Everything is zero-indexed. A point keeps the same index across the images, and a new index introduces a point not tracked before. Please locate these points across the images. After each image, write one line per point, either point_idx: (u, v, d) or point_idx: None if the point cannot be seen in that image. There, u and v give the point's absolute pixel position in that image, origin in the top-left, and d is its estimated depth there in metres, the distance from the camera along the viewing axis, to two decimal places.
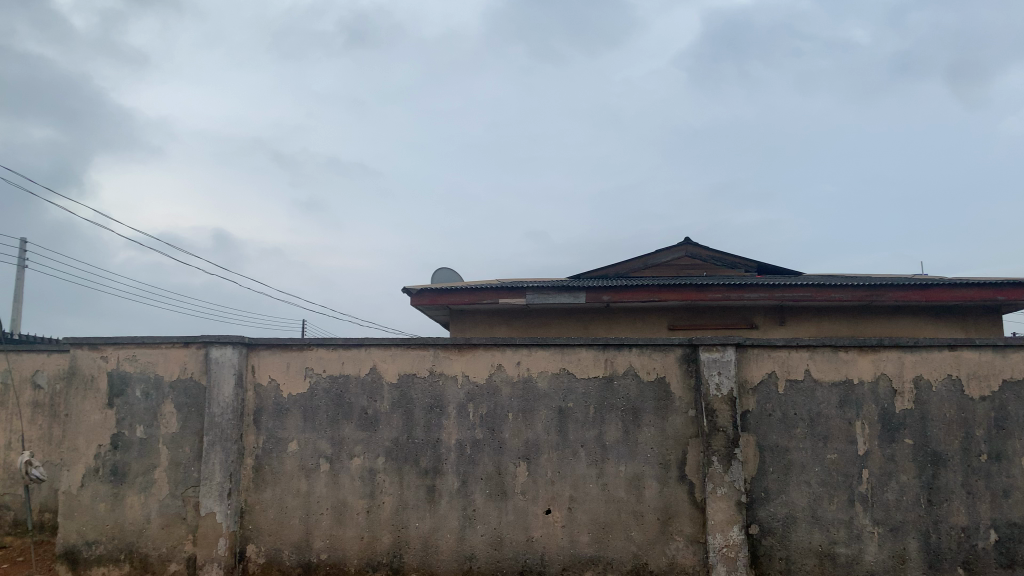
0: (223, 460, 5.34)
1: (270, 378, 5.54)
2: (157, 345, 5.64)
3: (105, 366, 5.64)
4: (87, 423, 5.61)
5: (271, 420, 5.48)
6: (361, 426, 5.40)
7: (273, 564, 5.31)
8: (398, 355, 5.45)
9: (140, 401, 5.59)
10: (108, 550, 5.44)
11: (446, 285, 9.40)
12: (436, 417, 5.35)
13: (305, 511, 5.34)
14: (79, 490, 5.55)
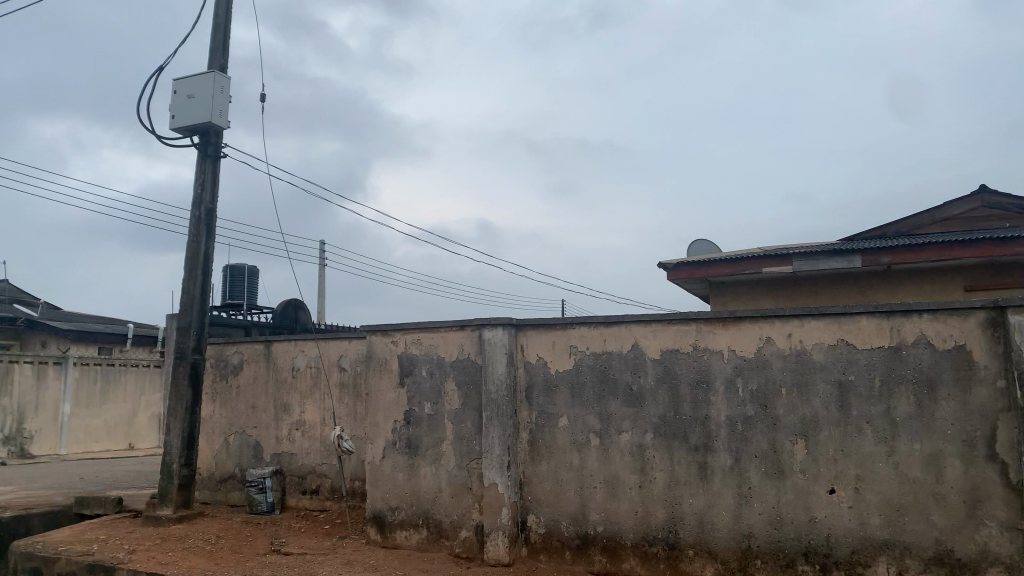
0: (501, 434, 5.67)
1: (539, 357, 5.77)
2: (437, 329, 6.12)
3: (395, 350, 6.28)
4: (384, 401, 6.26)
5: (541, 396, 5.71)
6: (628, 401, 5.44)
7: (552, 534, 5.55)
8: (661, 330, 5.41)
9: (426, 380, 6.10)
10: (408, 515, 6.03)
11: (704, 258, 9.26)
12: (703, 392, 5.24)
13: (580, 484, 5.51)
14: (381, 460, 6.22)
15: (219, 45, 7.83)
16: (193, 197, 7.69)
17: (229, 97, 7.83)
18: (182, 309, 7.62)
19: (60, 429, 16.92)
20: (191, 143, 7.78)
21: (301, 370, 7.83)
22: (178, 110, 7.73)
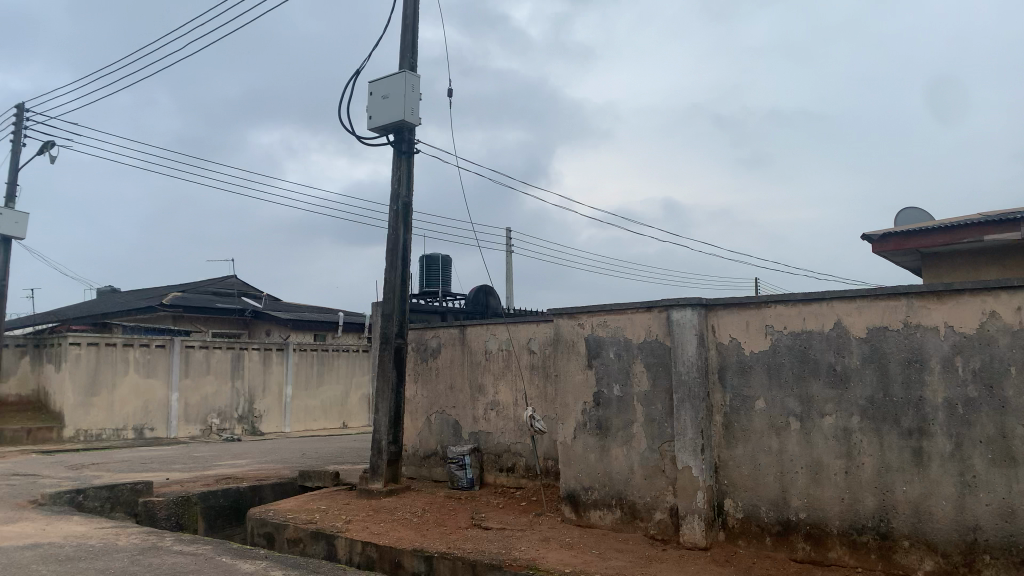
0: (694, 417, 5.56)
1: (731, 337, 5.60)
2: (624, 311, 6.12)
3: (582, 332, 6.35)
4: (574, 382, 6.36)
5: (735, 377, 5.54)
6: (830, 383, 5.15)
7: (751, 519, 5.39)
8: (866, 306, 5.06)
9: (614, 361, 6.11)
10: (602, 495, 6.09)
11: (916, 227, 8.57)
12: (917, 372, 4.84)
13: (779, 469, 5.30)
14: (573, 440, 6.32)
15: (409, 45, 8.24)
16: (390, 192, 8.17)
17: (419, 95, 8.25)
18: (385, 297, 8.14)
19: (284, 408, 18.71)
20: (387, 140, 8.27)
21: (494, 353, 8.11)
22: (374, 110, 8.24)
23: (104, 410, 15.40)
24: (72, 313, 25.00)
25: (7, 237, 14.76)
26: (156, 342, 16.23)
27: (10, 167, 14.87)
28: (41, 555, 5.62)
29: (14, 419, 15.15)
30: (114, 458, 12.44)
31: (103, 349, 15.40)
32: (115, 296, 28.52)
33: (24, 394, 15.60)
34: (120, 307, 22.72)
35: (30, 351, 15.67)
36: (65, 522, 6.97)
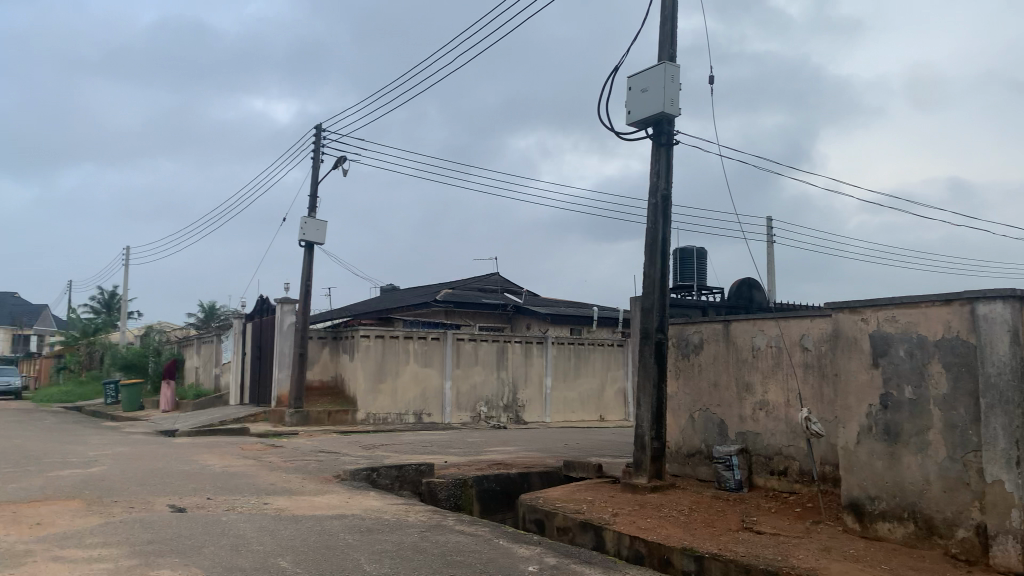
0: (1006, 424, 4.88)
1: None
2: (916, 305, 5.54)
3: (866, 328, 5.86)
4: (857, 383, 5.88)
5: None
6: None
7: None
8: None
9: (904, 360, 5.56)
10: (891, 507, 5.57)
11: None
12: None
13: None
14: (855, 445, 5.84)
15: (667, 36, 8.12)
16: (651, 186, 8.12)
17: (679, 85, 8.09)
18: (647, 292, 8.10)
19: (546, 399, 19.39)
20: (647, 134, 8.23)
21: (762, 349, 7.75)
22: (634, 104, 8.22)
23: (389, 396, 17.03)
24: (361, 309, 27.94)
25: (310, 243, 16.84)
26: (432, 336, 17.62)
27: (312, 181, 16.95)
28: (346, 525, 6.33)
29: (318, 402, 17.27)
30: (399, 440, 13.70)
31: (387, 341, 17.06)
32: (395, 293, 31.38)
33: (325, 380, 17.73)
34: (400, 303, 24.96)
35: (329, 342, 17.81)
36: (363, 496, 7.80)
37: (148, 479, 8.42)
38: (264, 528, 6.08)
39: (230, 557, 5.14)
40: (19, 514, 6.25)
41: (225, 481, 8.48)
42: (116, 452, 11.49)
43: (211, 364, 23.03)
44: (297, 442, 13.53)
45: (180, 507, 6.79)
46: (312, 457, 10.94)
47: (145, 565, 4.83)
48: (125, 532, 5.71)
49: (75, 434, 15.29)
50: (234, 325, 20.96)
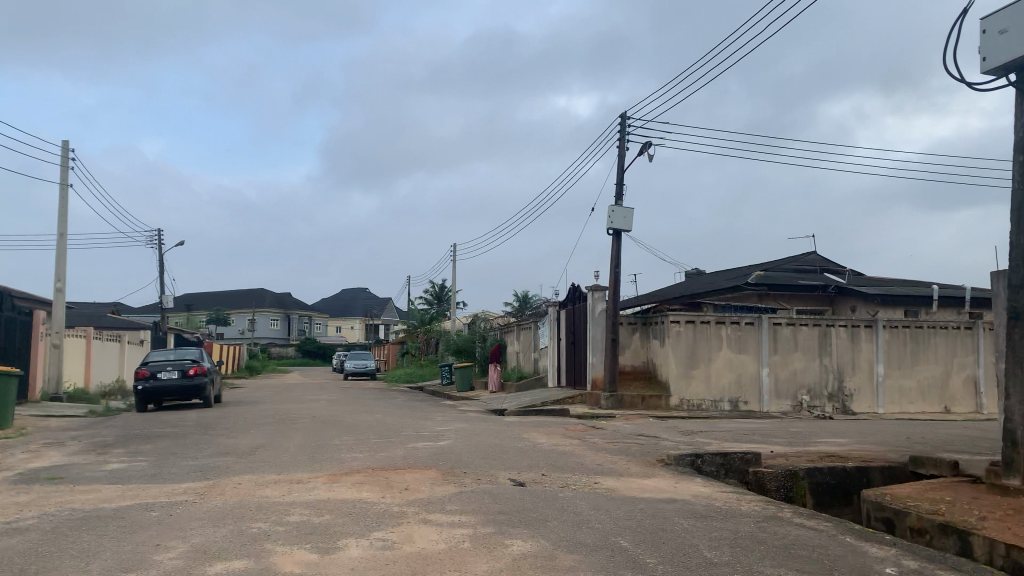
0: None
1: None
2: None
3: None
4: None
5: None
6: None
7: None
8: None
9: None
10: None
11: None
12: None
13: None
14: None
15: None
16: (1015, 142, 6.99)
17: None
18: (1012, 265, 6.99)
19: (878, 388, 17.69)
20: (1008, 82, 7.06)
21: None
22: (990, 49, 7.10)
23: (702, 382, 16.74)
24: (669, 295, 27.82)
25: (619, 230, 17.12)
26: (745, 320, 16.98)
27: (618, 170, 17.19)
28: (678, 510, 6.32)
29: (632, 387, 17.53)
30: (717, 427, 13.40)
31: (698, 327, 16.80)
32: (703, 277, 30.76)
33: (637, 365, 17.94)
34: (710, 287, 24.40)
35: (639, 328, 17.98)
36: (689, 482, 7.74)
37: (488, 455, 9.17)
38: (599, 507, 6.30)
39: (573, 532, 5.40)
40: (391, 480, 7.16)
41: (556, 459, 8.94)
42: (457, 429, 12.69)
43: (530, 349, 24.48)
44: (615, 425, 13.86)
45: (520, 482, 7.29)
46: (633, 440, 11.12)
47: (500, 533, 5.25)
48: (478, 502, 6.27)
49: (422, 411, 17.21)
50: (549, 312, 22.06)
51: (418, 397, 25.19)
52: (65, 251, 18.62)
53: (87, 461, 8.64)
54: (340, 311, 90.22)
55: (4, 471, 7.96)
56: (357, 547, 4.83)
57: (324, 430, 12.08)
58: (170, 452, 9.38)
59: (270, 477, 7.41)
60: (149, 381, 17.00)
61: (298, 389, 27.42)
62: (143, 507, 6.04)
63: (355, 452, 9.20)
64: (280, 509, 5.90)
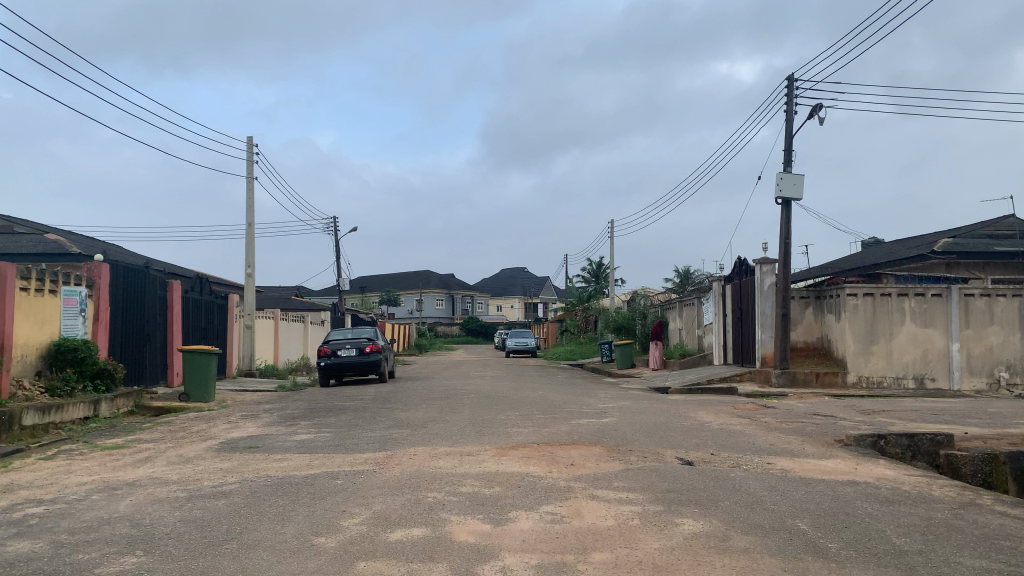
0: None
1: None
2: None
3: None
4: None
5: None
6: None
7: None
8: None
9: None
10: None
11: None
12: None
13: None
14: None
15: None
16: None
17: None
18: None
19: None
20: None
21: None
22: None
23: (884, 358, 15.64)
24: (844, 266, 26.16)
25: (788, 199, 16.28)
26: (933, 291, 15.67)
27: (786, 135, 16.31)
28: (861, 493, 5.95)
29: (806, 364, 16.69)
30: (901, 407, 12.48)
31: (879, 299, 15.70)
32: (883, 247, 28.67)
33: (810, 341, 17.04)
34: (891, 257, 22.69)
35: (812, 302, 17.09)
36: (873, 464, 7.26)
37: (654, 432, 9.05)
38: (774, 488, 6.05)
39: (747, 513, 5.22)
40: (557, 455, 7.23)
41: (725, 438, 8.67)
42: (621, 406, 12.62)
43: (694, 326, 23.91)
44: (787, 404, 13.25)
45: (689, 460, 7.14)
46: (808, 420, 10.57)
47: (670, 512, 5.17)
48: (647, 479, 6.21)
49: (585, 388, 17.29)
50: (713, 287, 21.42)
51: (580, 374, 25.31)
52: (253, 240, 20.19)
53: (279, 432, 9.36)
54: (502, 290, 92.19)
55: (210, 440, 8.79)
56: (527, 520, 4.92)
57: (491, 405, 12.40)
58: (350, 424, 9.98)
59: (442, 449, 7.70)
60: (330, 359, 18.15)
61: (464, 366, 28.35)
62: (329, 475, 6.47)
63: (521, 427, 9.38)
64: (453, 480, 6.12)
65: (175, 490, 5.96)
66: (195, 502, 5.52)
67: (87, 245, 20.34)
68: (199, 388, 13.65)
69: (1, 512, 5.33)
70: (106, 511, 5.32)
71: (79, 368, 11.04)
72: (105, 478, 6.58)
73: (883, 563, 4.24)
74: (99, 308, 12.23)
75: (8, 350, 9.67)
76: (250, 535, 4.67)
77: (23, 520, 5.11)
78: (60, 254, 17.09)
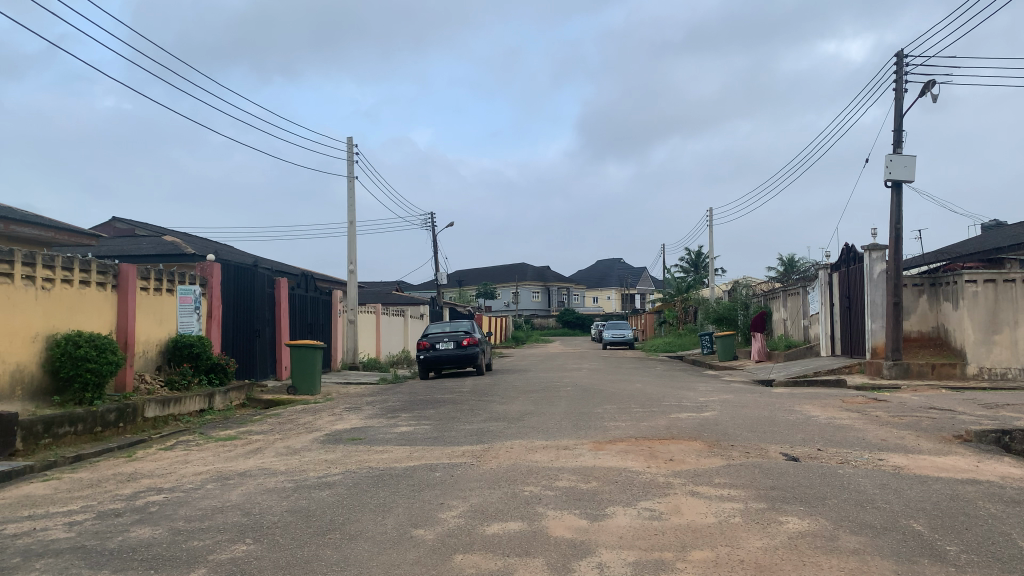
0: None
1: None
2: None
3: None
4: None
5: None
6: None
7: None
8: None
9: None
10: None
11: None
12: None
13: None
14: None
15: None
16: None
17: None
18: None
19: None
20: None
21: None
22: None
23: (1008, 348, 14.65)
24: (962, 250, 24.64)
25: (899, 181, 15.46)
26: None
27: (895, 114, 15.50)
28: (983, 493, 5.59)
29: (921, 355, 15.83)
30: None
31: (1001, 286, 14.72)
32: (1005, 229, 26.86)
33: (925, 331, 16.15)
34: (1015, 240, 21.23)
35: (927, 289, 16.19)
36: (997, 462, 6.81)
37: (757, 427, 8.78)
38: (886, 486, 5.77)
39: (857, 513, 4.99)
40: (655, 450, 7.12)
41: (834, 434, 8.32)
42: (722, 399, 12.32)
43: (799, 316, 23.08)
44: (901, 397, 12.62)
45: (794, 456, 6.88)
46: (925, 414, 10.01)
47: (774, 510, 5.01)
48: (749, 476, 6.03)
49: (684, 380, 16.97)
50: (819, 275, 20.60)
51: (679, 365, 24.88)
52: (354, 237, 20.78)
53: (381, 424, 9.59)
54: (598, 281, 91.70)
55: (315, 432, 9.11)
56: (625, 516, 4.86)
57: (588, 397, 12.33)
58: (449, 417, 10.12)
59: (539, 443, 7.72)
60: (429, 352, 18.49)
61: (561, 358, 28.35)
62: (427, 467, 6.59)
63: (619, 421, 9.29)
64: (549, 474, 6.12)
65: (283, 481, 6.21)
66: (301, 493, 5.72)
67: (201, 245, 21.46)
68: (305, 381, 14.16)
69: (125, 500, 5.68)
70: (219, 500, 5.60)
71: (195, 363, 11.65)
72: (219, 468, 6.92)
73: (1007, 569, 3.97)
74: (213, 305, 12.87)
75: (131, 347, 10.31)
76: (351, 526, 4.80)
77: (146, 507, 5.44)
78: (177, 255, 18.08)
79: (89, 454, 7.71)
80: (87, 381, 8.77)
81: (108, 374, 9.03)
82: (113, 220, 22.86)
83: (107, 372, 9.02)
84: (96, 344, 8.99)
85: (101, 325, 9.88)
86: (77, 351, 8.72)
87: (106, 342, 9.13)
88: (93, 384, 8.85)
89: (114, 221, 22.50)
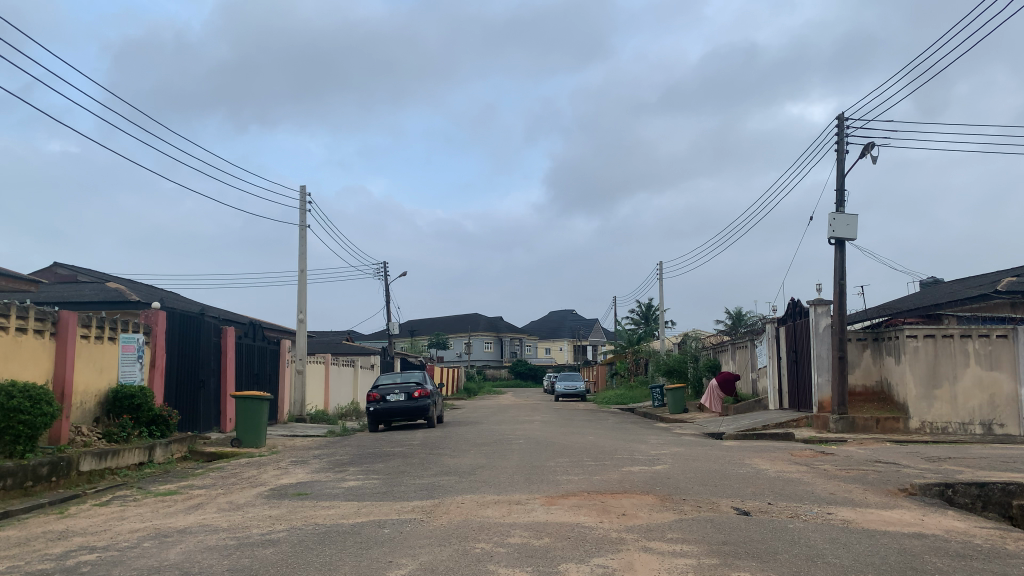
0: None
1: None
2: None
3: None
4: None
5: None
6: None
7: None
8: None
9: None
10: None
11: None
12: None
13: None
14: None
15: None
16: None
17: None
18: None
19: None
20: None
21: None
22: None
23: (948, 403, 15.03)
24: (904, 306, 25.46)
25: (842, 239, 15.94)
26: (998, 333, 15.09)
27: (837, 173, 16.07)
28: (930, 547, 5.66)
29: (865, 409, 16.11)
30: (969, 453, 11.94)
31: (940, 341, 15.16)
32: (942, 287, 27.84)
33: (869, 385, 16.56)
34: (951, 297, 22.08)
35: (870, 344, 16.63)
36: (942, 516, 6.91)
37: (708, 481, 8.80)
38: (836, 540, 5.80)
39: (806, 568, 5.01)
40: (608, 505, 7.07)
41: (784, 487, 8.37)
42: (672, 452, 12.39)
43: (747, 369, 23.42)
44: (847, 450, 12.79)
45: (745, 511, 6.90)
46: (871, 467, 10.16)
47: (726, 565, 5.00)
48: (701, 530, 6.03)
49: (635, 433, 16.93)
50: (767, 329, 20.97)
51: (631, 418, 24.88)
52: (305, 286, 20.54)
53: (328, 479, 9.34)
54: (550, 332, 91.97)
55: (259, 486, 8.84)
56: (577, 573, 4.80)
57: (542, 451, 12.24)
58: (400, 471, 9.92)
59: (490, 497, 7.61)
60: (379, 404, 18.19)
61: (515, 410, 28.12)
62: (376, 524, 6.43)
63: (571, 474, 9.23)
64: (501, 530, 6.02)
65: (224, 538, 5.99)
66: (243, 551, 5.52)
67: (147, 293, 20.96)
68: (250, 433, 13.78)
69: (55, 559, 5.40)
70: (156, 559, 5.36)
71: (135, 414, 11.28)
72: (156, 525, 6.63)
73: None
74: (156, 354, 12.52)
75: (68, 397, 9.94)
76: None
77: (77, 567, 5.16)
78: (121, 302, 17.64)
79: (17, 511, 7.33)
80: (19, 434, 8.35)
81: (42, 426, 8.62)
82: (54, 265, 22.27)
83: (41, 424, 8.62)
84: (29, 395, 8.59)
85: (36, 374, 9.51)
86: (9, 402, 8.33)
87: (41, 392, 8.75)
88: (26, 437, 8.43)
89: (55, 267, 21.90)
